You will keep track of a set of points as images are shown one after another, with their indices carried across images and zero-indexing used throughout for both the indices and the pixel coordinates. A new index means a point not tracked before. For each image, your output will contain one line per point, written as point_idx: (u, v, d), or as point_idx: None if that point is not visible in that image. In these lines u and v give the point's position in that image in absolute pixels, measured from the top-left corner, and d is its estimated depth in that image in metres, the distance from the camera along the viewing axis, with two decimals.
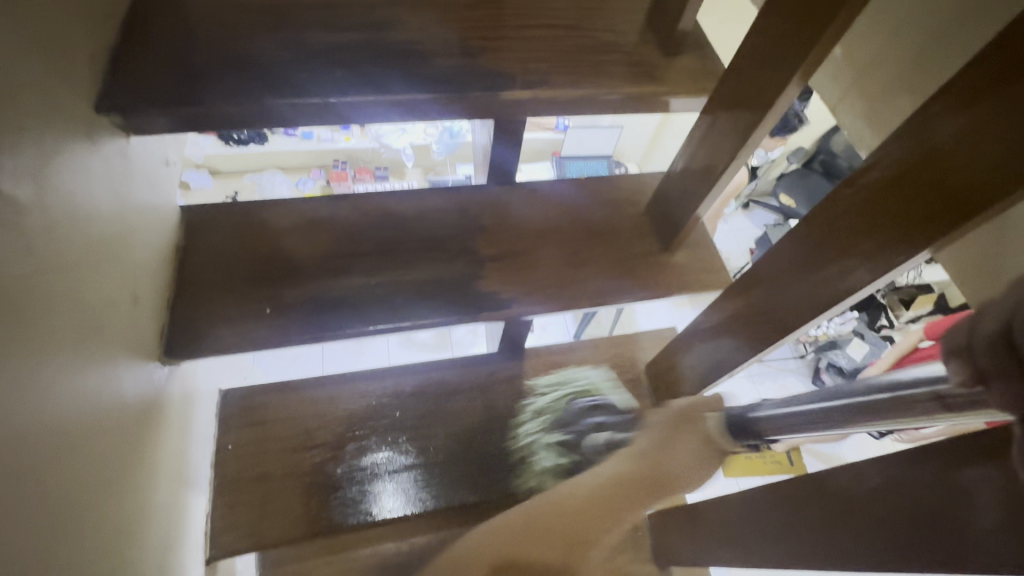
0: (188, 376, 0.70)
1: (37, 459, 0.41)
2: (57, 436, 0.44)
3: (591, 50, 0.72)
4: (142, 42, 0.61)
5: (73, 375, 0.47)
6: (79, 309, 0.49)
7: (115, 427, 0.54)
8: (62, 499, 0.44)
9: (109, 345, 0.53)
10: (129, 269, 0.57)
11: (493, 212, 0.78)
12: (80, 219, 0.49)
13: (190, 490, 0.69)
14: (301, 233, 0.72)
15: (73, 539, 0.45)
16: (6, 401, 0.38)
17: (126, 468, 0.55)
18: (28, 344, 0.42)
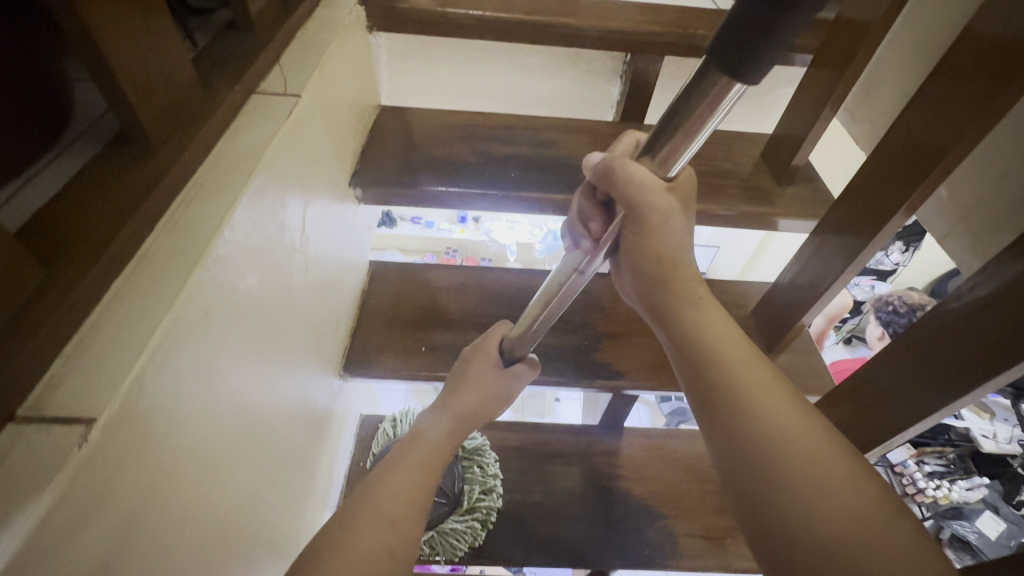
0: (349, 397, 0.86)
1: (265, 421, 0.55)
2: (275, 409, 0.58)
3: (712, 175, 0.86)
4: (379, 144, 0.85)
5: (294, 367, 0.63)
6: (311, 318, 0.66)
7: (302, 418, 0.68)
8: (266, 462, 0.57)
9: (316, 355, 0.70)
10: (339, 299, 0.76)
11: (611, 298, 0.90)
12: (327, 259, 0.69)
13: (332, 494, 0.80)
14: (453, 293, 0.88)
15: (262, 497, 0.57)
16: (261, 374, 0.53)
17: (301, 454, 0.68)
18: (285, 340, 0.59)
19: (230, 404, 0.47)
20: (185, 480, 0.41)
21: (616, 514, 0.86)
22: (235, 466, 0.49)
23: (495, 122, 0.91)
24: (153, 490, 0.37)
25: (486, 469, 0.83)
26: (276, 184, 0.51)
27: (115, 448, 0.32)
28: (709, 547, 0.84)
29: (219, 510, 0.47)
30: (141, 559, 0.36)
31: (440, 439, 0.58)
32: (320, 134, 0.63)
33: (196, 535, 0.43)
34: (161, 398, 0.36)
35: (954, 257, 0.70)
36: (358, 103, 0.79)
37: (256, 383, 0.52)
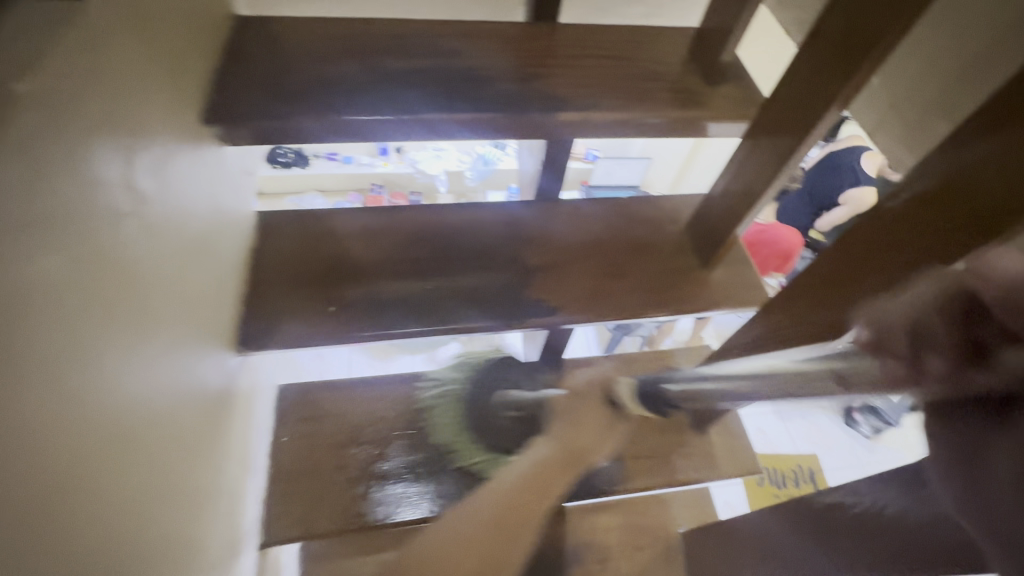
0: (255, 368, 0.76)
1: (136, 424, 0.46)
2: (151, 407, 0.49)
3: (637, 77, 0.77)
4: (240, 66, 0.68)
5: (169, 353, 0.52)
6: (178, 292, 0.54)
7: (196, 406, 0.58)
8: (152, 469, 0.48)
9: (200, 332, 0.59)
10: (218, 264, 0.64)
11: (539, 227, 0.82)
12: (183, 214, 0.55)
13: (251, 476, 0.73)
14: (364, 239, 0.78)
15: (156, 510, 0.49)
16: (114, 373, 0.43)
17: (203, 442, 0.60)
18: (136, 326, 0.46)
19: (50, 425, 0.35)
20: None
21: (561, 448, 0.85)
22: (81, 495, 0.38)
23: (384, 29, 0.75)
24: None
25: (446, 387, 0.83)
26: (66, 128, 0.37)
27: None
28: (653, 465, 0.85)
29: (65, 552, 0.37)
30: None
31: (555, 464, 0.74)
32: (135, 54, 0.48)
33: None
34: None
35: (884, 151, 0.67)
36: (198, 11, 0.62)
37: (97, 387, 0.40)
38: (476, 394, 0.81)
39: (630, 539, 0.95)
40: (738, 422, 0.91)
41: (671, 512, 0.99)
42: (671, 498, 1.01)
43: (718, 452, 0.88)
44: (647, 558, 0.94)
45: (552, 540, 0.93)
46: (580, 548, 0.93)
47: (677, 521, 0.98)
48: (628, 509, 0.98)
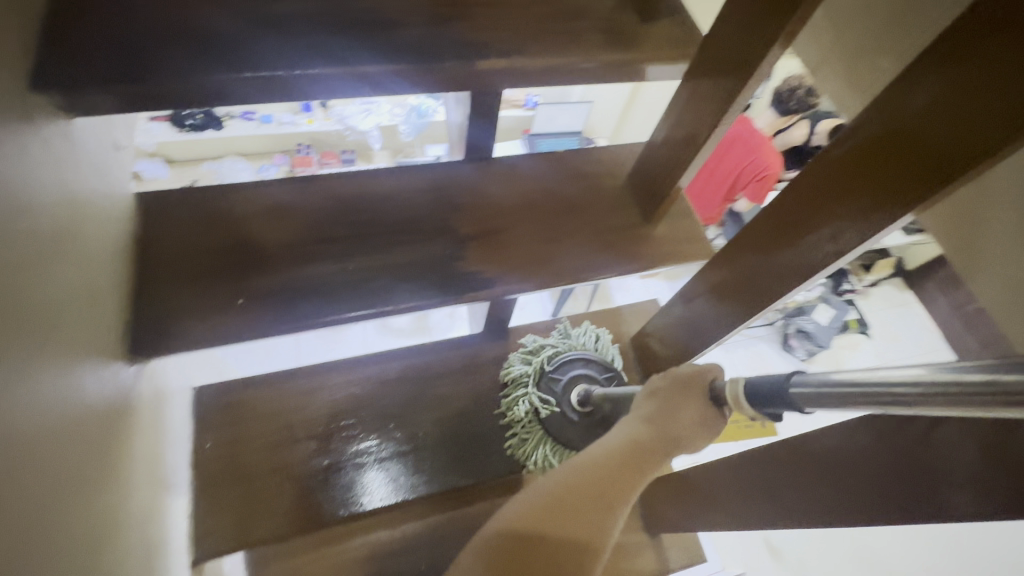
0: (156, 376, 0.66)
1: (6, 476, 0.38)
2: (24, 450, 0.40)
3: (564, 16, 0.69)
4: (77, 15, 0.55)
5: (36, 380, 0.43)
6: (31, 306, 0.44)
7: (84, 433, 0.50)
8: (37, 524, 0.40)
9: (72, 347, 0.50)
10: (84, 265, 0.53)
11: (470, 191, 0.75)
12: (17, 213, 0.44)
13: (170, 494, 0.65)
14: (269, 218, 0.68)
15: (53, 566, 0.42)
16: None
17: (100, 472, 0.51)
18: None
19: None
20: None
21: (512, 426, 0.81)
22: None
23: None
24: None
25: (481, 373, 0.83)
26: None
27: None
28: None
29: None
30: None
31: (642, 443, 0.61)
32: None
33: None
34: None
35: (826, 90, 0.63)
36: None
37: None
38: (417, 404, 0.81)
39: None
40: None
41: None
42: None
43: None
44: None
45: None
46: None
47: None
48: None
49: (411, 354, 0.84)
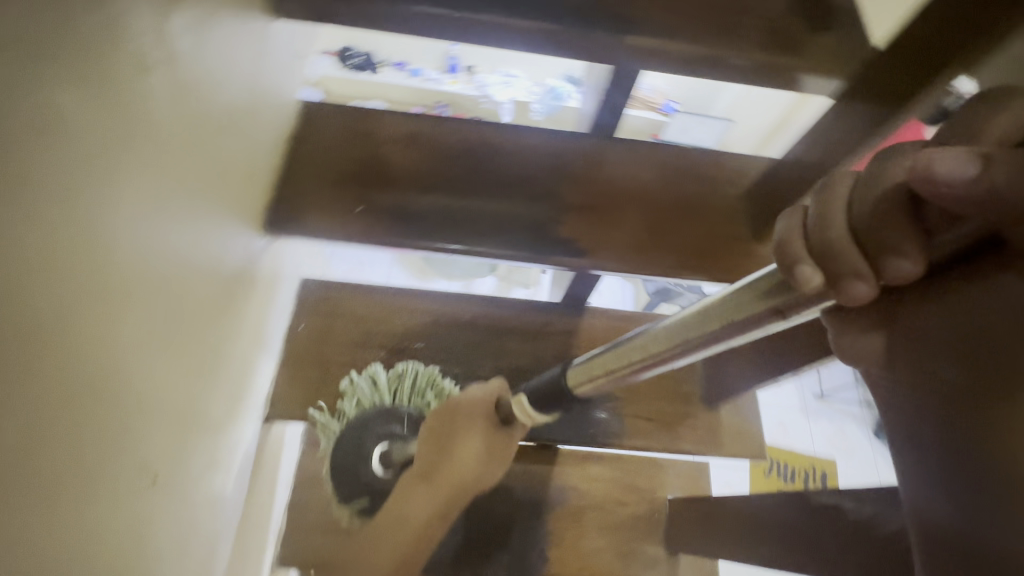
0: (277, 255, 0.77)
1: (154, 285, 0.47)
2: (171, 272, 0.50)
3: (728, 9, 0.68)
4: None
5: (191, 222, 0.53)
6: (205, 161, 0.54)
7: (215, 278, 0.60)
8: (166, 333, 0.50)
9: (224, 207, 0.59)
10: (250, 143, 0.63)
11: (585, 163, 0.77)
12: (214, 83, 0.54)
13: (263, 357, 0.76)
14: (402, 145, 0.75)
15: (169, 371, 0.51)
16: (136, 229, 0.43)
17: (218, 314, 0.61)
18: (131, 202, 0.42)
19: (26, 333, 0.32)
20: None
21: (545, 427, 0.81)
22: (78, 394, 0.38)
23: None
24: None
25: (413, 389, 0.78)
26: None
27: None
28: (654, 429, 0.83)
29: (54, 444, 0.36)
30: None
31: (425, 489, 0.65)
32: None
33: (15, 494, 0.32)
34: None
35: None
36: None
37: (86, 279, 0.38)
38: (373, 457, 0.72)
39: (615, 495, 0.95)
40: (753, 406, 0.87)
41: (664, 478, 0.98)
42: (667, 464, 1.00)
43: (724, 431, 0.85)
44: (629, 515, 0.94)
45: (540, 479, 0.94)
46: (564, 490, 0.94)
47: (667, 488, 0.97)
48: (621, 465, 0.97)
49: (489, 304, 0.89)
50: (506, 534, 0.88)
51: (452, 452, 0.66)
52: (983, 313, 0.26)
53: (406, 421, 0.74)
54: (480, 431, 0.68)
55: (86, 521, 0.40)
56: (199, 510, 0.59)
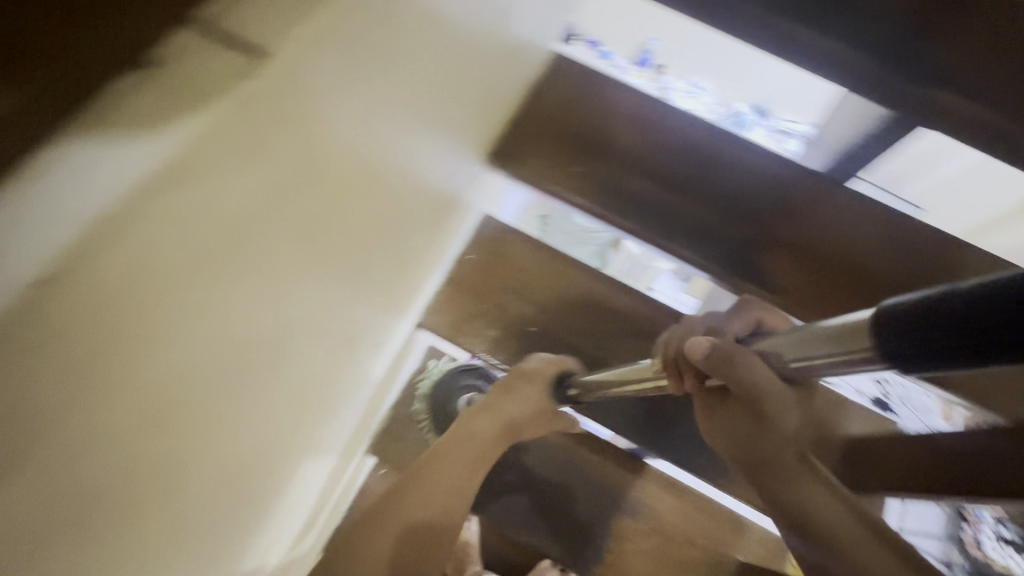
0: (477, 187, 0.81)
1: (374, 200, 0.52)
2: (389, 192, 0.54)
3: None
4: None
5: (421, 147, 0.56)
6: (451, 92, 0.57)
7: (423, 200, 0.64)
8: (367, 242, 0.55)
9: (450, 137, 0.62)
10: (490, 83, 0.65)
11: (810, 198, 0.73)
12: (477, 24, 0.54)
13: (433, 273, 0.81)
14: (629, 124, 0.75)
15: (362, 274, 0.57)
16: (376, 151, 0.47)
17: (414, 233, 0.67)
18: (374, 121, 0.44)
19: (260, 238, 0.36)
20: (188, 340, 0.33)
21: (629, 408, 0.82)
22: (291, 281, 0.43)
23: None
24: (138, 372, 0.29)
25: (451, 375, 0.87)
26: None
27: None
28: (763, 489, 0.79)
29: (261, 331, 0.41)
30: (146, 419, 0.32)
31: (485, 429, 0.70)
32: None
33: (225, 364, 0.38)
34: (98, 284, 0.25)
35: None
36: None
37: (316, 192, 0.41)
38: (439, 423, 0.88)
39: (686, 531, 0.93)
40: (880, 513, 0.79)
41: (741, 536, 0.94)
42: (750, 525, 0.95)
43: None
44: (691, 553, 0.92)
45: (618, 480, 0.94)
46: (637, 501, 0.93)
47: (740, 546, 0.93)
48: (703, 504, 0.94)
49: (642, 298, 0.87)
50: (571, 513, 0.91)
51: (441, 456, 0.66)
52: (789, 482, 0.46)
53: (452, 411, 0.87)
54: (500, 407, 0.71)
55: (269, 386, 0.46)
56: (343, 391, 0.67)
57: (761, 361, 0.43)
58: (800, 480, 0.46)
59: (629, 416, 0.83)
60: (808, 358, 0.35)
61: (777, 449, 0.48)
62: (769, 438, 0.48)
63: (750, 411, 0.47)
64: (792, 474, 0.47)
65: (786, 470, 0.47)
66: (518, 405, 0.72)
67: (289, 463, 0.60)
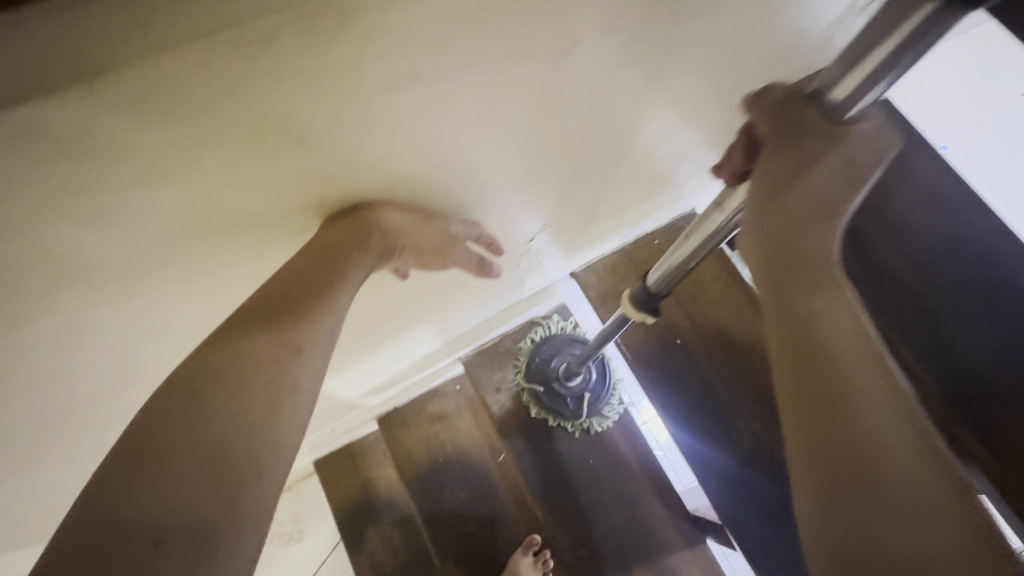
0: (705, 180, 0.73)
1: (618, 129, 0.48)
2: (636, 130, 0.50)
3: None
4: None
5: (691, 106, 0.51)
6: (758, 68, 0.50)
7: (651, 158, 0.60)
8: (585, 167, 0.52)
9: (720, 113, 0.56)
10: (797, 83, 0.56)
11: None
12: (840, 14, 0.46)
13: (616, 238, 0.77)
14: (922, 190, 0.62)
15: (559, 192, 0.55)
16: (659, 82, 0.43)
17: (624, 186, 0.63)
18: (619, 86, 0.40)
19: (460, 146, 0.37)
20: (371, 180, 0.36)
21: (705, 410, 0.74)
22: (509, 156, 0.42)
23: None
24: (320, 183, 0.34)
25: (566, 335, 0.92)
26: None
27: (221, 136, 0.26)
28: None
29: (429, 215, 0.44)
30: (295, 216, 0.36)
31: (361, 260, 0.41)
32: None
33: (385, 222, 0.41)
34: (332, 117, 0.28)
35: None
36: None
37: (534, 128, 0.40)
38: (536, 366, 0.90)
39: None
40: None
41: None
42: None
43: None
44: None
45: (666, 540, 0.84)
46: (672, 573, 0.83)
47: None
48: None
49: None
50: (602, 534, 0.85)
51: (327, 311, 0.41)
52: (831, 346, 0.33)
53: (553, 359, 0.90)
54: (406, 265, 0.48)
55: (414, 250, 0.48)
56: (482, 292, 0.68)
57: (808, 117, 0.33)
58: (839, 357, 0.33)
59: (693, 394, 0.75)
60: (860, 69, 0.29)
61: (833, 320, 0.33)
62: (824, 290, 0.34)
63: (792, 248, 0.34)
64: (826, 311, 0.33)
65: (832, 341, 0.33)
66: (457, 256, 0.49)
67: (399, 324, 0.63)
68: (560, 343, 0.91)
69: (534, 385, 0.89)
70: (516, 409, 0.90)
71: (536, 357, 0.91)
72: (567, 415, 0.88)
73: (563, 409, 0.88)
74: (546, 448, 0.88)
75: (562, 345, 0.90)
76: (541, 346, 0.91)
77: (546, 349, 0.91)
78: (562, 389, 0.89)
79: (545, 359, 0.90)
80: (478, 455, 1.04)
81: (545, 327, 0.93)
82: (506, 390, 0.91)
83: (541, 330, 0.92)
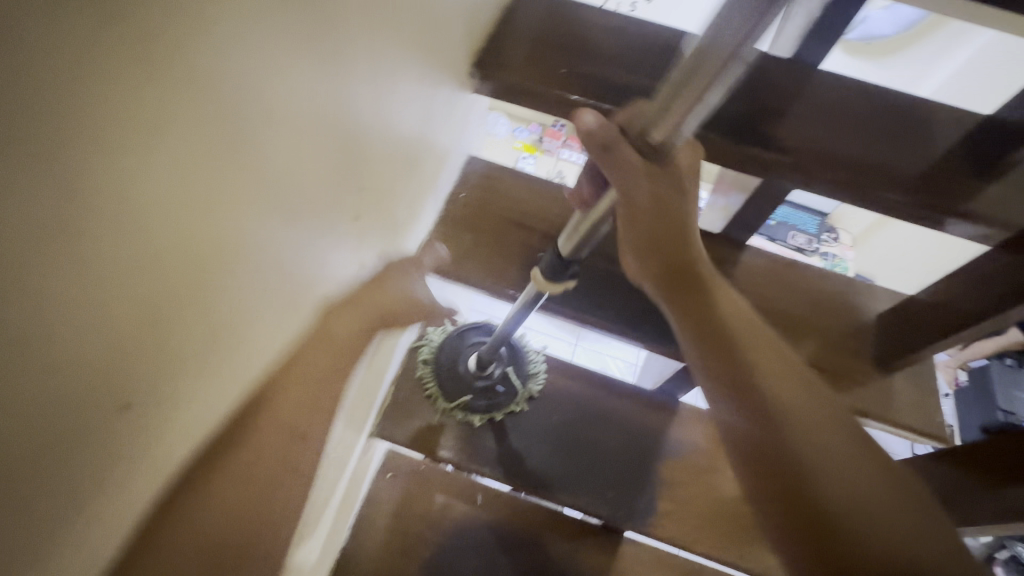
0: (452, 116, 0.75)
1: (345, 65, 0.44)
2: (366, 65, 0.47)
3: None
4: None
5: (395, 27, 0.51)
6: None
7: (402, 103, 0.58)
8: (346, 128, 0.47)
9: (424, 35, 0.58)
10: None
11: (791, 79, 0.73)
12: None
13: (425, 206, 0.74)
14: (610, 29, 0.74)
15: (339, 168, 0.49)
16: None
17: (398, 149, 0.60)
18: (335, 33, 0.41)
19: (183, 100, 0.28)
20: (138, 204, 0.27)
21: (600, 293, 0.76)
22: (248, 115, 0.34)
23: None
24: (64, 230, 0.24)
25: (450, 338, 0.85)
26: None
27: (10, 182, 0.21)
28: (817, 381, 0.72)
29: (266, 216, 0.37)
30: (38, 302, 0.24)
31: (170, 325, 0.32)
32: None
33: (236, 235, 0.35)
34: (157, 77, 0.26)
35: None
36: None
37: (252, 67, 0.33)
38: (446, 383, 0.82)
39: None
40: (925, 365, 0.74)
41: None
42: None
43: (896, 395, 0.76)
44: None
45: (658, 423, 0.85)
46: (682, 442, 0.84)
47: None
48: None
49: None
50: (613, 469, 0.81)
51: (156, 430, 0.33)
52: None
53: (457, 365, 0.83)
54: None
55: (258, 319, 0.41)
56: None
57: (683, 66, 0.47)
58: None
59: (584, 290, 0.76)
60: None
61: None
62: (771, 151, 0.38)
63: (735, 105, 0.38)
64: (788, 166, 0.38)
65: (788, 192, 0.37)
66: None
67: None
68: (452, 347, 0.84)
69: (459, 401, 0.81)
70: (462, 436, 0.80)
71: (442, 376, 0.83)
72: (506, 402, 0.82)
73: (498, 400, 0.82)
74: (511, 443, 0.81)
75: (457, 348, 0.84)
76: (437, 363, 0.83)
77: (444, 361, 0.83)
78: (485, 382, 0.82)
79: (451, 370, 0.83)
80: (459, 516, 0.90)
81: (429, 347, 0.85)
82: (437, 425, 0.81)
83: (426, 352, 0.85)
